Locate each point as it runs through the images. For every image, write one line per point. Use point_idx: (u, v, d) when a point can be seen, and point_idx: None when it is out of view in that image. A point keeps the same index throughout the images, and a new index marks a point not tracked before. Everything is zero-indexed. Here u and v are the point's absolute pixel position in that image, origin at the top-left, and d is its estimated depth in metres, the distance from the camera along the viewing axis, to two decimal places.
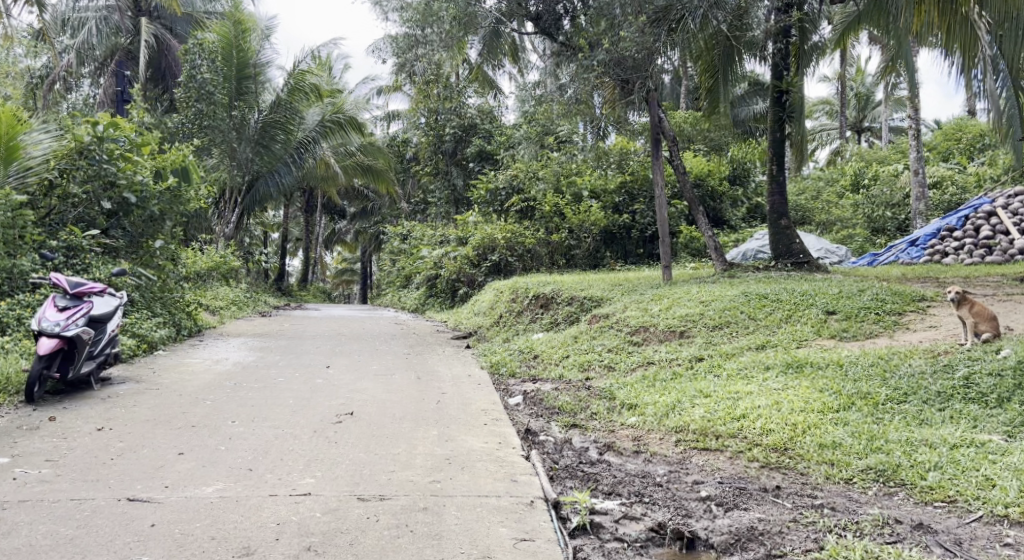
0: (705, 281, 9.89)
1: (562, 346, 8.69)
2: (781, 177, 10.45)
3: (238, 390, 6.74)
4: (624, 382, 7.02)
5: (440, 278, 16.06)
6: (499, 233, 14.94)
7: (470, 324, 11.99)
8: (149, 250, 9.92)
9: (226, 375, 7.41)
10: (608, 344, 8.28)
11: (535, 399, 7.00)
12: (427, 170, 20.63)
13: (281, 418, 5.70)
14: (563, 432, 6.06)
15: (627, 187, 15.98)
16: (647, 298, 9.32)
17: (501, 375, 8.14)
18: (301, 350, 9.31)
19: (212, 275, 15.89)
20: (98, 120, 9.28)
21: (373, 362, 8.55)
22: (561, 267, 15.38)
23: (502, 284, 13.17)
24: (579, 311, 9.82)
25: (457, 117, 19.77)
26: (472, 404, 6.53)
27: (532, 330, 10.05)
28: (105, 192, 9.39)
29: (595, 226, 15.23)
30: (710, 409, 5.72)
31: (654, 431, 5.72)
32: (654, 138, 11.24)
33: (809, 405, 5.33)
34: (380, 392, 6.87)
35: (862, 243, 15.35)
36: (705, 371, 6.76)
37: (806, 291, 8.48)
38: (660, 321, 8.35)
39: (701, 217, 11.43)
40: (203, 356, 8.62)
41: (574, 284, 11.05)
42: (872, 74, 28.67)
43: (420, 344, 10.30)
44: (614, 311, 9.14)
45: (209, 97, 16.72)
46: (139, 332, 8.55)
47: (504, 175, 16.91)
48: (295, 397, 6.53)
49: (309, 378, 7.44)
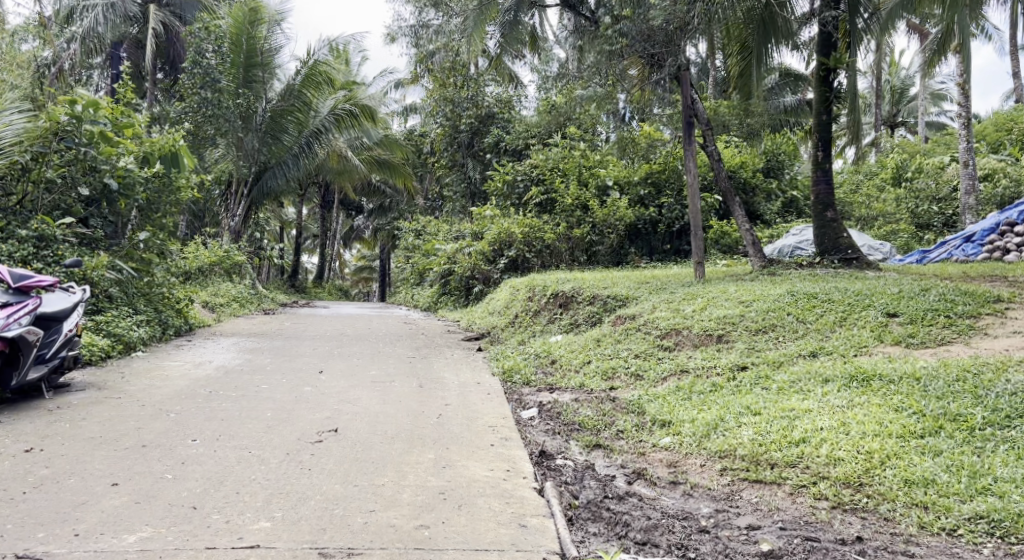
0: (742, 279, 8.91)
1: (582, 351, 7.77)
2: (827, 164, 9.48)
3: (212, 399, 5.91)
4: (655, 395, 6.09)
5: (454, 275, 15.26)
6: (516, 228, 14.12)
7: (484, 324, 11.11)
8: (134, 242, 9.12)
9: (203, 382, 6.58)
10: (634, 350, 7.34)
11: (551, 413, 6.09)
12: (442, 163, 19.80)
13: (250, 435, 4.86)
14: (585, 454, 5.18)
15: (653, 178, 15.00)
16: (678, 298, 8.38)
17: (514, 383, 7.23)
18: (295, 353, 8.48)
19: (214, 271, 15.23)
20: (73, 98, 8.38)
21: (373, 367, 7.67)
22: (582, 264, 14.42)
23: (519, 281, 12.29)
24: (601, 312, 8.88)
25: (474, 107, 18.75)
26: (478, 419, 5.65)
27: (550, 332, 9.13)
28: (84, 177, 8.62)
29: (619, 221, 14.24)
30: (761, 431, 4.78)
31: (693, 457, 4.84)
32: (686, 123, 10.26)
33: (885, 427, 4.38)
34: (374, 403, 6.00)
35: (908, 240, 14.26)
36: (752, 383, 5.82)
37: (860, 290, 7.48)
38: (694, 323, 7.40)
39: (736, 208, 10.36)
40: (185, 359, 7.78)
41: (598, 281, 10.11)
42: (911, 67, 27.33)
43: (428, 346, 9.42)
44: (641, 312, 8.20)
45: (215, 84, 16.00)
46: (115, 332, 7.75)
47: (523, 167, 15.99)
48: (273, 408, 5.67)
49: (298, 386, 6.59)
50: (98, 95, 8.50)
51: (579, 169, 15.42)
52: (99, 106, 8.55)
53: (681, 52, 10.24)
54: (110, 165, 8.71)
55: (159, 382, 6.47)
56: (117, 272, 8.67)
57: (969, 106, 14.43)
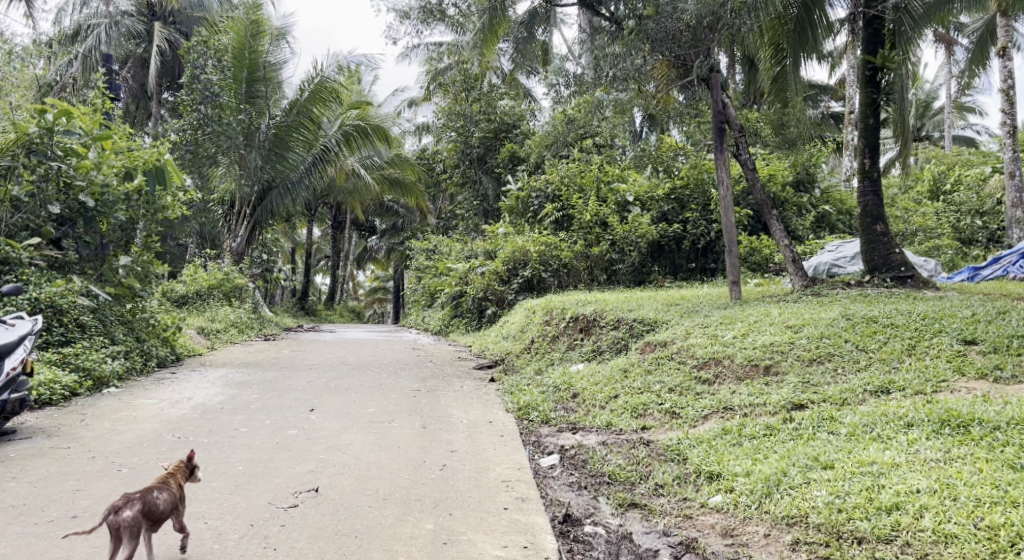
0: (784, 301, 8.01)
1: (608, 383, 6.87)
2: (875, 171, 8.51)
3: (177, 447, 5.05)
4: (698, 441, 5.16)
5: (466, 296, 14.43)
6: (532, 246, 13.36)
7: (497, 350, 10.25)
8: (112, 265, 8.34)
9: (173, 424, 5.73)
10: (668, 383, 6.43)
11: (575, 462, 5.21)
12: (454, 180, 19.09)
13: (208, 496, 4.03)
14: (619, 517, 4.34)
15: (676, 194, 14.16)
16: (714, 321, 7.47)
17: (531, 422, 6.32)
18: (287, 387, 7.62)
19: (213, 295, 14.49)
20: (44, 107, 7.58)
21: (372, 403, 6.79)
22: (602, 284, 13.47)
23: (536, 303, 11.42)
24: (627, 338, 7.97)
25: (487, 121, 18.03)
26: (489, 472, 4.76)
27: (570, 360, 8.23)
28: (57, 194, 7.88)
29: (641, 239, 13.34)
30: (838, 492, 3.91)
31: (752, 522, 4.01)
32: (717, 129, 9.27)
33: (1004, 492, 3.64)
34: (368, 450, 5.16)
35: (953, 257, 13.27)
36: (815, 426, 4.91)
37: (925, 312, 6.55)
38: (737, 351, 6.50)
39: (774, 223, 9.30)
40: (162, 396, 6.93)
41: (621, 303, 9.23)
42: (940, 78, 26.36)
43: (436, 376, 8.53)
44: (674, 338, 7.29)
45: (215, 99, 15.40)
46: (85, 366, 6.96)
47: (538, 183, 15.22)
48: (247, 460, 4.82)
49: (281, 429, 5.73)
50: (73, 105, 7.74)
51: (598, 184, 14.57)
52: (73, 116, 7.76)
53: (712, 53, 9.54)
54: (86, 182, 7.97)
55: (122, 425, 5.62)
56: (91, 299, 7.85)
57: (1015, 113, 13.47)
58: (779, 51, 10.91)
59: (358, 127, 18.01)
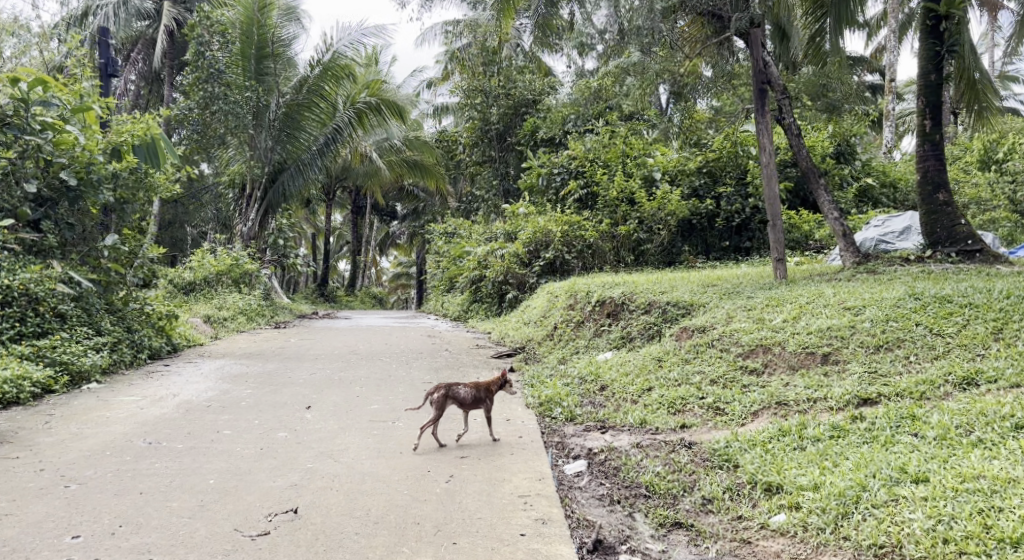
0: (837, 280, 7.16)
1: (639, 374, 6.11)
2: (937, 134, 7.61)
3: (142, 454, 4.37)
4: (750, 446, 4.38)
5: (486, 280, 13.66)
6: (554, 225, 12.60)
7: (518, 336, 9.51)
8: (98, 250, 7.68)
9: (148, 426, 5.06)
10: (709, 374, 5.67)
11: (605, 469, 4.47)
12: (473, 159, 18.27)
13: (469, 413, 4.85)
14: (661, 541, 3.70)
15: (708, 168, 13.30)
16: (758, 303, 6.67)
17: (554, 420, 5.57)
18: (285, 380, 6.94)
19: (222, 281, 13.92)
20: (17, 77, 6.88)
21: (376, 399, 6.09)
22: (629, 266, 12.68)
23: (558, 287, 10.64)
24: (659, 323, 7.17)
25: (506, 96, 17.21)
26: (504, 484, 4.05)
27: (596, 348, 7.46)
28: (35, 172, 7.22)
29: (670, 216, 12.48)
30: (938, 516, 3.30)
31: (828, 551, 3.39)
32: (757, 89, 8.27)
33: None
34: (366, 455, 4.46)
35: (1012, 231, 12.25)
36: (894, 427, 4.10)
37: (1007, 290, 5.68)
38: (789, 338, 5.71)
39: (820, 194, 8.34)
40: (147, 392, 6.30)
41: (653, 285, 8.40)
42: (987, 46, 24.96)
43: (450, 365, 7.80)
44: (714, 323, 6.48)
45: (220, 77, 14.73)
46: (61, 360, 6.34)
47: (560, 159, 14.39)
48: (219, 470, 4.11)
49: (269, 430, 5.03)
50: (51, 74, 7.00)
51: (623, 159, 13.70)
52: (49, 85, 7.08)
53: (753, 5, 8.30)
54: (70, 159, 7.36)
55: (89, 428, 4.94)
56: (73, 287, 7.21)
57: None
58: (819, 7, 9.97)
59: (372, 105, 16.82)
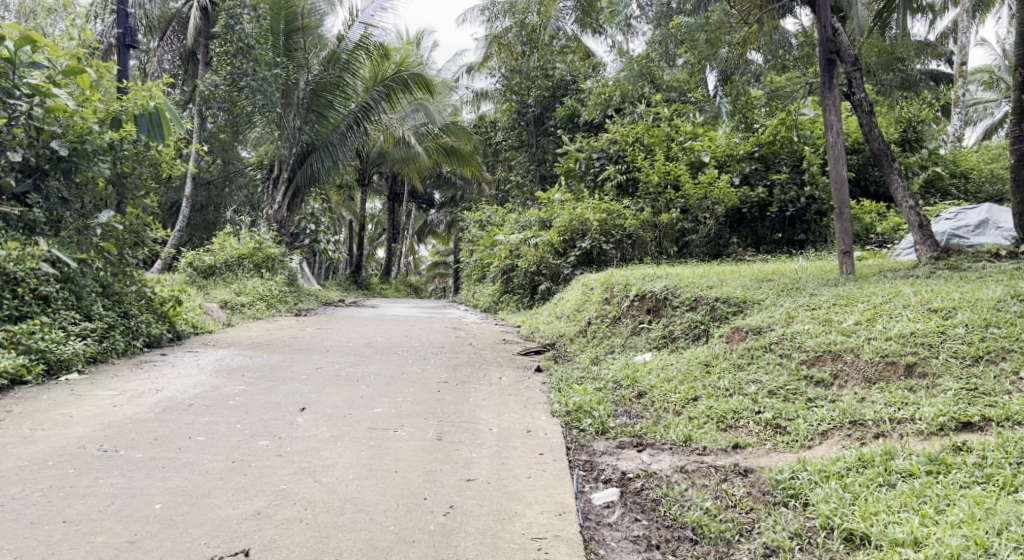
0: (913, 277, 6.24)
1: (684, 381, 5.28)
2: None
3: (90, 466, 3.69)
4: (821, 478, 3.53)
5: (518, 270, 12.81)
6: (591, 212, 11.77)
7: (549, 332, 8.70)
8: (91, 229, 7.06)
9: (112, 427, 4.39)
10: (767, 384, 4.83)
11: (642, 502, 3.70)
12: (509, 143, 17.44)
13: None
14: None
15: (761, 153, 12.32)
16: (824, 302, 5.78)
17: (583, 433, 4.77)
18: (286, 376, 6.23)
19: (244, 265, 13.34)
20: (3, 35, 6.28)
21: (381, 401, 5.35)
22: (671, 257, 11.81)
23: (594, 279, 9.79)
24: (707, 321, 6.31)
25: (545, 77, 16.28)
26: (516, 521, 3.31)
27: (634, 348, 6.64)
28: (22, 140, 6.65)
29: (717, 203, 11.66)
30: None
31: None
32: (823, 61, 7.25)
33: None
34: (353, 473, 3.73)
35: None
36: (1014, 465, 3.28)
37: None
38: (864, 343, 4.82)
39: (897, 181, 7.27)
40: (130, 384, 5.64)
41: (699, 279, 7.53)
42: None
43: (472, 362, 7.03)
44: (771, 324, 5.61)
45: (249, 52, 13.99)
46: (38, 348, 5.73)
47: (600, 142, 13.50)
48: (173, 490, 3.41)
49: (248, 437, 4.31)
50: (41, 34, 6.41)
51: (667, 143, 12.95)
52: (38, 43, 6.45)
53: None
54: (62, 128, 6.83)
55: (42, 429, 4.28)
56: (60, 267, 6.62)
57: None
58: None
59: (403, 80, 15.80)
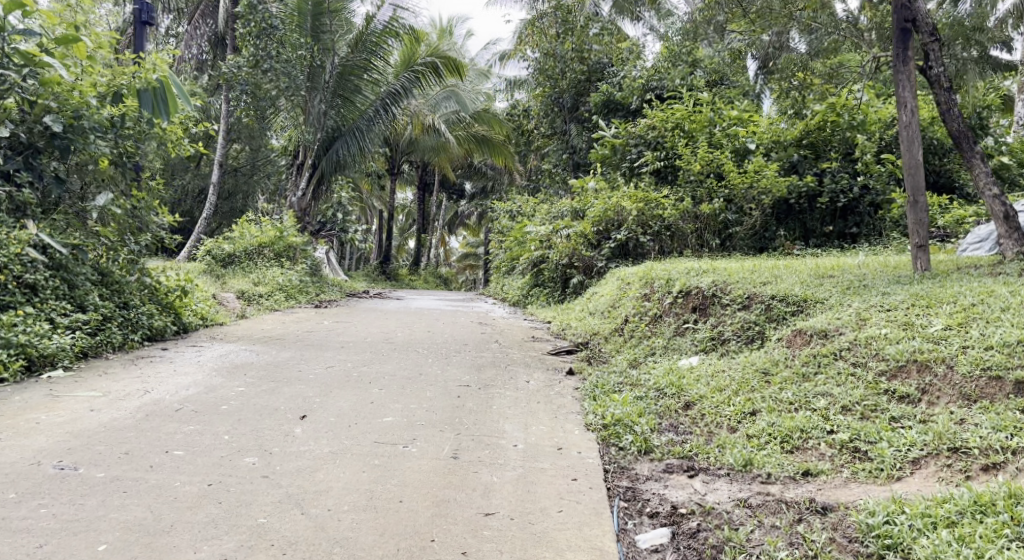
0: (1002, 275, 5.45)
1: (739, 391, 4.56)
2: None
3: (41, 489, 3.12)
4: (927, 526, 2.88)
5: (549, 262, 12.08)
6: (628, 202, 11.01)
7: (581, 329, 8.01)
8: (88, 212, 6.56)
9: (80, 438, 3.81)
10: (840, 398, 4.11)
11: (700, 547, 3.07)
12: (541, 129, 16.70)
13: None
14: None
15: (810, 140, 11.50)
16: (901, 303, 5.01)
17: (623, 451, 4.09)
18: (291, 375, 5.63)
19: (264, 254, 12.82)
20: None
21: (391, 407, 4.72)
22: (713, 251, 11.04)
23: (630, 272, 9.08)
24: (762, 323, 5.60)
25: (580, 60, 15.50)
26: None
27: (678, 350, 5.92)
28: (12, 116, 6.14)
29: (764, 194, 10.86)
30: None
31: None
32: (896, 30, 6.44)
33: None
34: (350, 504, 3.12)
35: None
36: None
37: None
38: (959, 353, 4.07)
39: (981, 168, 6.43)
40: (117, 384, 5.08)
41: (750, 274, 6.78)
42: None
43: (496, 362, 6.38)
44: (841, 327, 4.86)
45: (272, 33, 13.21)
46: (19, 342, 5.20)
47: (638, 128, 12.71)
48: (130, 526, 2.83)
49: (234, 452, 3.71)
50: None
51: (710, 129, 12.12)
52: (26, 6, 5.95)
53: None
54: (58, 102, 6.28)
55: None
56: (50, 254, 6.10)
57: None
58: None
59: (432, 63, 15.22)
